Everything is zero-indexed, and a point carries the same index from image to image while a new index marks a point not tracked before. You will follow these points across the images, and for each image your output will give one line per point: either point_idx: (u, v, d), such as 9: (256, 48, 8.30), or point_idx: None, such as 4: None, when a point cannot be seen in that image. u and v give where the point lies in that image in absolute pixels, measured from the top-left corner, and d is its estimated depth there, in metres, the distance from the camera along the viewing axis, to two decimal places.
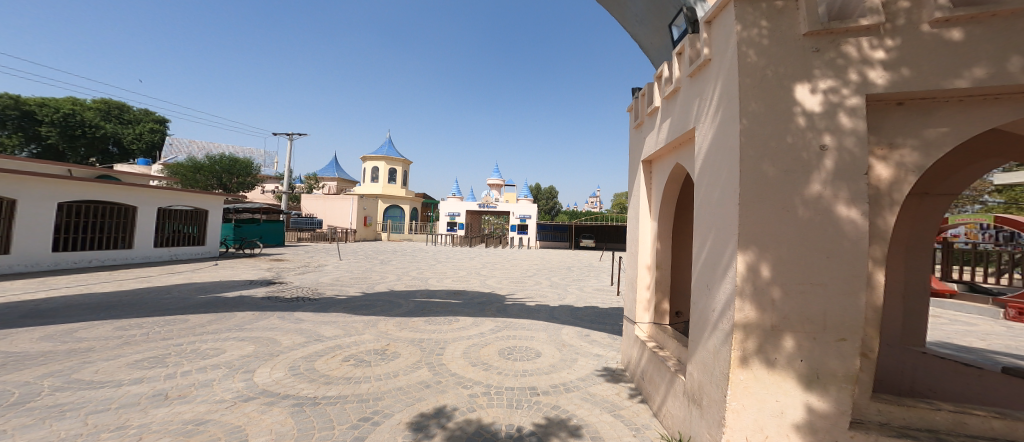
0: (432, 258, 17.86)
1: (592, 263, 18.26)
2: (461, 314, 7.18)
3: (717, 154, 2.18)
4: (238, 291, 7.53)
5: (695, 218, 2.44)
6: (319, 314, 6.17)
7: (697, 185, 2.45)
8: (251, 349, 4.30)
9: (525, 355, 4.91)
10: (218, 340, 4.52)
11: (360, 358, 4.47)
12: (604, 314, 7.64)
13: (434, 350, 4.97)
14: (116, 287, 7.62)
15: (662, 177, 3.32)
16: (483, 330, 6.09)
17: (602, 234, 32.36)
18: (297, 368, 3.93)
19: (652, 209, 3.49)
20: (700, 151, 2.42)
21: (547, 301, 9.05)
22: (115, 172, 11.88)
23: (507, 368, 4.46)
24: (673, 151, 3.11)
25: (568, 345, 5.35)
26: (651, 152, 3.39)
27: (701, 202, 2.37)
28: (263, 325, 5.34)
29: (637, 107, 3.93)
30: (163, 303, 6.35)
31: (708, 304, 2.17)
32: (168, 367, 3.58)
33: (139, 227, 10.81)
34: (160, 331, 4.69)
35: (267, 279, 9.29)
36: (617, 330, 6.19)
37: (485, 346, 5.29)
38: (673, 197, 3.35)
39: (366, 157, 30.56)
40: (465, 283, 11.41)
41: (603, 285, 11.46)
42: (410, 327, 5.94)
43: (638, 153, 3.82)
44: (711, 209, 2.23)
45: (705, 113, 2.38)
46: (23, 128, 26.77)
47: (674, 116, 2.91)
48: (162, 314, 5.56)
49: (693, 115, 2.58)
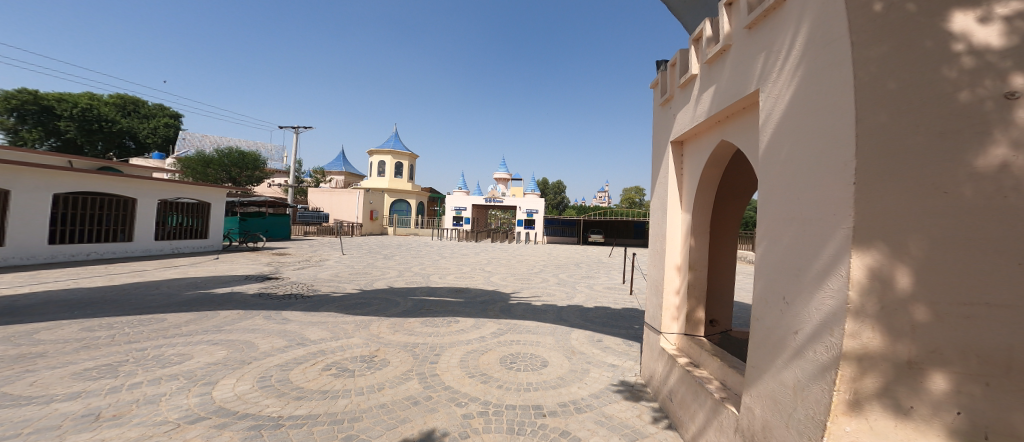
0: (437, 254, 17.44)
1: (602, 259, 17.58)
2: (460, 315, 6.65)
3: (810, 119, 1.56)
4: (228, 287, 7.16)
5: (769, 210, 1.86)
6: (308, 314, 5.72)
7: (769, 166, 1.85)
8: (221, 355, 3.84)
9: (530, 365, 4.32)
10: (188, 344, 4.07)
11: (343, 367, 3.98)
12: (617, 316, 7.01)
13: (428, 358, 4.46)
14: (106, 281, 7.34)
15: (697, 160, 2.68)
16: (484, 334, 5.55)
17: (612, 230, 31.54)
18: (267, 379, 3.45)
19: (683, 200, 2.85)
20: (772, 121, 1.82)
21: (554, 300, 8.47)
22: (119, 164, 11.69)
23: (509, 380, 3.88)
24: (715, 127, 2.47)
25: (578, 353, 4.74)
26: (683, 130, 2.76)
27: (778, 188, 1.78)
28: (245, 325, 4.89)
29: (664, 81, 3.28)
30: (146, 300, 5.98)
31: (788, 324, 1.63)
32: (117, 378, 3.16)
33: (138, 220, 10.56)
34: (129, 333, 4.27)
35: (264, 275, 8.94)
36: (634, 335, 5.56)
37: (485, 353, 4.72)
38: (712, 184, 2.70)
39: (373, 151, 30.31)
40: (468, 280, 10.91)
41: (614, 284, 10.81)
42: (405, 329, 5.45)
43: (665, 133, 3.19)
44: (798, 197, 1.64)
45: (778, 70, 1.77)
46: (43, 123, 27.31)
47: (721, 82, 2.27)
48: (139, 312, 5.17)
49: (754, 76, 1.95)
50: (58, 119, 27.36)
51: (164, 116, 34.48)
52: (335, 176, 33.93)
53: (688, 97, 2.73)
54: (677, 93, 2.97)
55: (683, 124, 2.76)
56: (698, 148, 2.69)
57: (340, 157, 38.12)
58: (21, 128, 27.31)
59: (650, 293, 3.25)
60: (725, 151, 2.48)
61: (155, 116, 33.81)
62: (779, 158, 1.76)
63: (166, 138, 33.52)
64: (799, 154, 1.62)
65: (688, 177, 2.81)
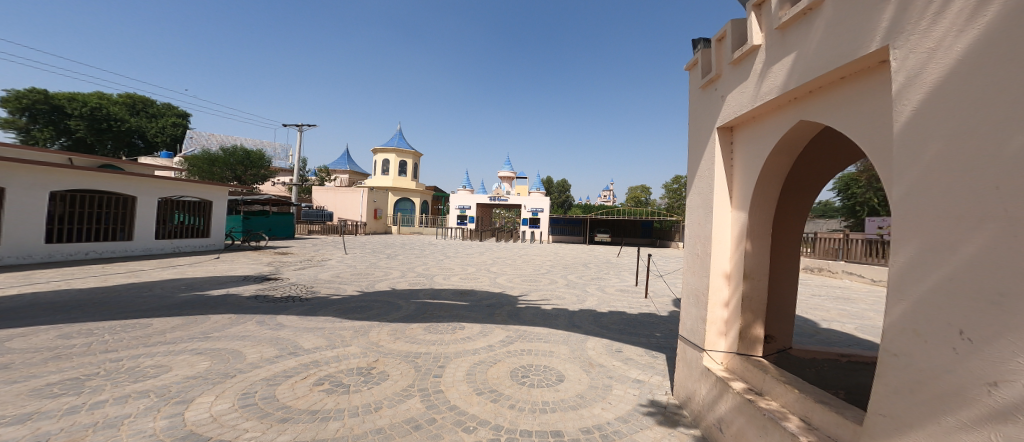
0: (442, 253, 17.10)
1: (609, 260, 17.09)
2: (466, 321, 6.27)
3: (1014, 76, 1.05)
4: (225, 288, 6.86)
5: (915, 208, 1.36)
6: (305, 318, 5.38)
7: (909, 150, 1.36)
8: (203, 367, 3.46)
9: (544, 380, 3.90)
10: (169, 353, 3.71)
11: (336, 381, 3.59)
12: (633, 322, 6.56)
13: (431, 371, 4.07)
14: (99, 281, 7.08)
15: (761, 148, 2.22)
16: (491, 342, 5.15)
17: (619, 229, 30.95)
18: (250, 396, 3.07)
19: (735, 196, 2.43)
20: (916, 86, 1.32)
21: (563, 303, 8.05)
22: (119, 161, 11.49)
23: (521, 399, 3.45)
24: (787, 105, 2.01)
25: (597, 366, 4.30)
26: (738, 114, 2.31)
27: (932, 179, 1.29)
28: (236, 331, 4.55)
29: (706, 60, 2.84)
30: (136, 302, 5.68)
31: (980, 371, 1.15)
32: (80, 395, 2.81)
33: (138, 218, 10.34)
34: (107, 341, 3.93)
35: (263, 275, 8.64)
36: (655, 344, 5.11)
37: (494, 365, 4.33)
38: (774, 177, 2.27)
39: (377, 150, 30.12)
40: (473, 281, 10.53)
41: (626, 286, 10.34)
42: (407, 337, 5.08)
43: (706, 121, 2.75)
44: (984, 192, 1.14)
45: (929, 13, 1.27)
46: (53, 122, 27.54)
47: (802, 50, 1.81)
48: (125, 316, 4.85)
49: (868, 34, 1.47)
50: (68, 119, 27.58)
51: (172, 115, 34.67)
52: (340, 175, 33.81)
53: (747, 73, 2.26)
54: (727, 70, 2.50)
55: (740, 105, 2.30)
56: (760, 133, 2.24)
57: (345, 155, 38.03)
58: (33, 127, 27.58)
59: (688, 305, 2.83)
60: (798, 136, 2.05)
61: (163, 116, 33.99)
62: (919, 141, 1.32)
63: (173, 137, 33.69)
64: (968, 134, 1.17)
65: (745, 169, 2.37)
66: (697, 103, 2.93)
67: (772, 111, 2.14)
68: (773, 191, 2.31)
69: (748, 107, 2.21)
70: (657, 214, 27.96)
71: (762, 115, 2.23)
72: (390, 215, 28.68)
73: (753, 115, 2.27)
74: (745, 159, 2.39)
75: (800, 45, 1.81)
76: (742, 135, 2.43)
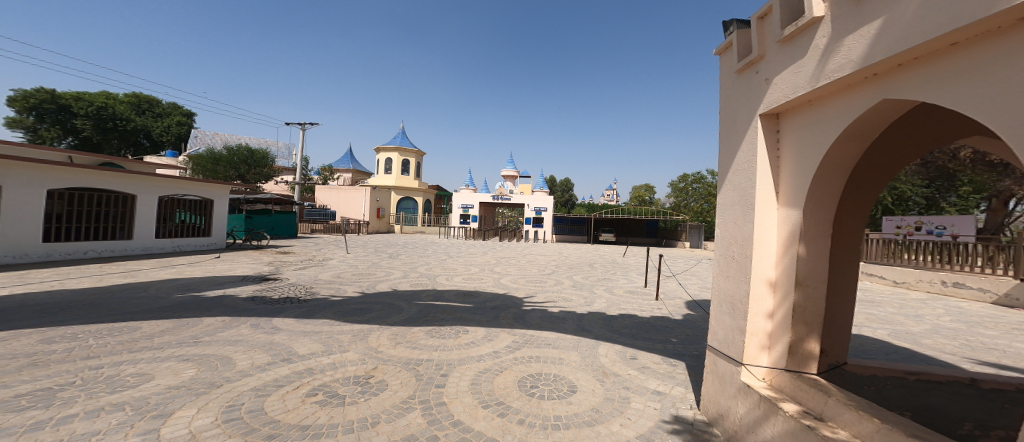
0: (444, 253, 16.87)
1: (615, 260, 16.77)
2: (469, 324, 6.01)
3: None
4: (222, 289, 6.66)
5: None
6: (302, 321, 5.14)
7: None
8: (189, 375, 3.21)
9: (555, 391, 3.63)
10: (154, 359, 3.46)
11: (332, 391, 3.33)
12: (645, 326, 6.26)
13: (434, 380, 3.83)
14: (95, 281, 6.90)
15: (822, 136, 1.93)
16: (497, 348, 4.89)
17: (624, 229, 30.55)
18: (236, 409, 2.81)
19: (786, 193, 2.16)
20: None
21: (570, 306, 7.76)
22: (120, 160, 11.35)
23: (531, 413, 3.18)
24: (862, 84, 1.70)
25: (612, 376, 4.02)
26: (794, 96, 2.01)
27: None
28: (228, 335, 4.31)
29: (741, 42, 2.56)
30: (129, 303, 5.46)
31: None
32: (50, 408, 2.56)
33: (138, 217, 10.19)
34: (91, 346, 3.70)
35: (263, 274, 8.43)
36: (672, 351, 4.82)
37: (500, 374, 4.07)
38: (838, 169, 1.98)
39: (380, 149, 29.98)
40: (476, 282, 10.27)
41: (634, 287, 10.02)
42: (408, 343, 4.87)
43: (744, 107, 2.46)
44: None
45: None
46: (60, 121, 27.68)
47: (888, 18, 1.49)
48: (114, 318, 4.62)
49: None
50: (74, 118, 27.69)
51: (176, 114, 34.76)
52: (343, 174, 33.71)
53: (806, 49, 1.94)
54: (772, 50, 2.22)
55: (796, 86, 1.99)
56: (820, 118, 1.95)
57: (348, 154, 37.94)
58: (39, 126, 27.72)
59: (721, 312, 2.59)
60: (872, 120, 1.75)
61: (168, 115, 34.08)
62: None
63: (178, 136, 33.75)
64: None
65: (799, 160, 2.09)
66: (733, 88, 2.64)
67: (838, 92, 1.84)
68: (833, 186, 2.03)
69: (806, 89, 1.91)
70: (662, 213, 27.54)
71: (823, 98, 1.93)
72: (393, 214, 28.51)
73: (811, 98, 1.98)
74: (798, 149, 2.11)
75: (890, 8, 1.47)
76: (794, 122, 2.13)
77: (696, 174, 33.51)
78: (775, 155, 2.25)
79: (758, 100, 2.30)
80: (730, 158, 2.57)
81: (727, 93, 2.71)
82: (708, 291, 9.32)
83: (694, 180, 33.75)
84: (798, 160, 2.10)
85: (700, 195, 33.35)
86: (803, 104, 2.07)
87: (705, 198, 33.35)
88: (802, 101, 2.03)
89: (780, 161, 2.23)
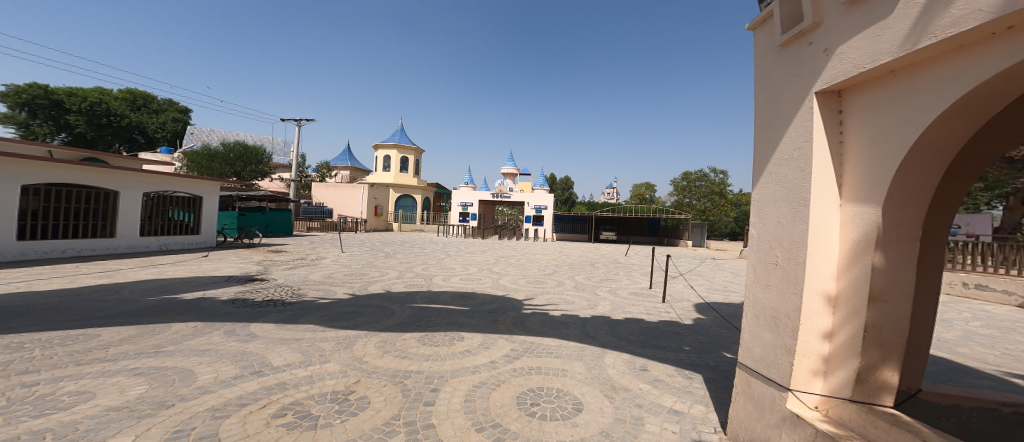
0: (442, 252, 16.47)
1: (617, 259, 16.37)
2: (465, 331, 5.58)
3: None
4: (203, 289, 6.25)
5: None
6: (283, 326, 4.72)
7: None
8: (136, 394, 2.78)
9: (560, 410, 3.22)
10: (103, 374, 3.04)
11: (303, 411, 2.90)
12: (654, 332, 5.84)
13: (422, 396, 3.42)
14: (68, 281, 6.48)
15: (912, 116, 1.51)
16: (494, 358, 4.51)
17: (625, 227, 30.13)
18: (184, 436, 2.38)
19: (856, 187, 1.76)
20: None
21: (573, 309, 7.34)
22: (103, 155, 10.91)
23: (532, 438, 2.76)
24: (986, 44, 1.26)
25: (622, 391, 3.61)
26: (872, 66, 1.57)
27: None
28: (196, 343, 3.88)
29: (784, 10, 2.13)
30: (97, 306, 5.03)
31: None
32: None
33: (122, 214, 9.77)
34: (35, 358, 3.27)
35: (249, 274, 8.01)
36: (685, 361, 4.41)
37: (498, 388, 3.66)
38: (932, 157, 1.55)
39: (379, 146, 29.58)
40: (474, 282, 9.85)
41: (638, 289, 9.61)
42: (397, 352, 4.48)
43: (793, 84, 2.02)
44: None
45: None
46: (53, 117, 27.19)
47: None
48: (74, 324, 4.20)
49: None
50: (68, 114, 27.21)
51: (172, 110, 34.26)
52: (341, 171, 33.26)
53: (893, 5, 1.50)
54: (834, 14, 1.78)
55: (877, 52, 1.55)
56: (908, 93, 1.53)
57: (346, 152, 37.50)
58: (32, 122, 27.26)
59: (758, 327, 2.18)
60: (993, 92, 1.32)
61: (164, 111, 33.63)
62: None
63: (174, 132, 33.24)
64: None
65: (873, 148, 1.68)
66: (778, 62, 2.18)
67: (938, 57, 1.41)
68: (924, 178, 1.60)
69: (893, 54, 1.48)
70: (664, 211, 27.13)
71: (915, 65, 1.50)
72: (391, 212, 28.10)
73: (895, 67, 1.55)
74: (873, 133, 1.70)
75: None
76: (864, 99, 1.72)
77: (699, 172, 33.12)
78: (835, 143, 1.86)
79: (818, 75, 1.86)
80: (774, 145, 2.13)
81: (769, 69, 2.26)
82: (715, 293, 8.94)
83: (697, 178, 33.37)
84: (870, 148, 1.71)
85: (702, 193, 32.99)
86: (879, 77, 1.65)
87: (708, 196, 32.98)
88: (880, 72, 1.61)
89: (844, 148, 1.84)
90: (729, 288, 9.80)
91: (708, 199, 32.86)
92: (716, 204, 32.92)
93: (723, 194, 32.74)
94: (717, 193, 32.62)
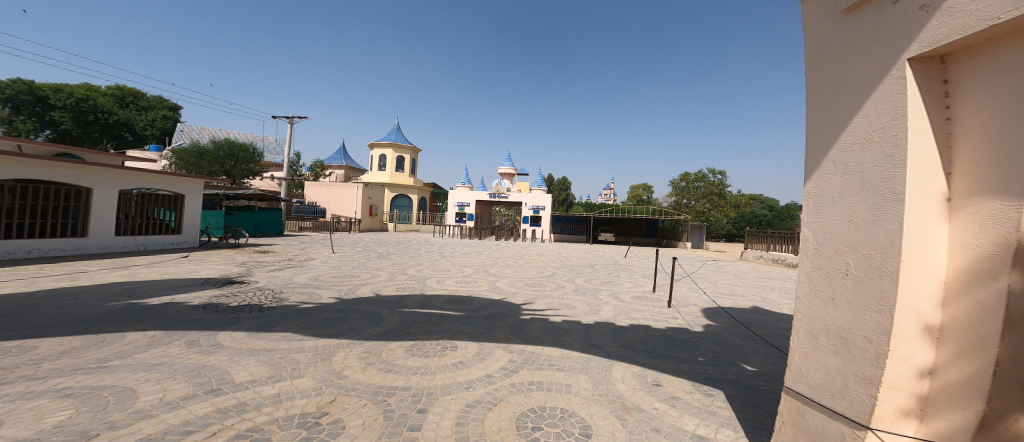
0: (438, 252, 16.02)
1: (617, 260, 15.99)
2: (459, 340, 5.16)
3: None
4: (175, 293, 5.76)
5: None
6: (256, 334, 4.25)
7: None
8: (54, 425, 2.30)
9: (565, 435, 2.80)
10: (21, 399, 2.55)
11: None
12: (663, 341, 5.42)
13: (407, 417, 2.98)
14: (27, 284, 5.96)
15: None
16: (490, 371, 4.15)
17: (624, 228, 29.80)
18: None
19: (981, 165, 1.64)
20: None
21: (574, 315, 6.92)
22: (78, 150, 10.33)
23: None
24: None
25: (635, 411, 3.22)
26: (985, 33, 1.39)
27: None
28: (150, 356, 3.40)
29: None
30: (49, 312, 4.53)
31: None
32: None
33: (95, 212, 9.21)
34: None
35: (229, 275, 7.50)
36: (699, 376, 4.04)
37: (493, 409, 3.22)
38: None
39: (374, 145, 29.08)
40: (470, 285, 9.42)
41: (641, 292, 9.22)
42: (382, 365, 4.03)
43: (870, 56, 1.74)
44: None
45: None
46: (37, 114, 26.45)
47: None
48: (14, 334, 3.71)
49: None
50: (53, 110, 26.47)
51: (162, 108, 33.54)
52: (335, 171, 32.69)
53: None
54: None
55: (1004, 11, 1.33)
56: None
57: (341, 150, 36.90)
58: (15, 119, 26.45)
59: (820, 348, 1.83)
60: None
61: (154, 109, 32.93)
62: None
63: (163, 130, 32.52)
64: None
65: (1003, 125, 1.55)
66: (840, 32, 1.92)
67: None
68: None
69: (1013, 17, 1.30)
70: (663, 212, 26.84)
71: None
72: (387, 212, 27.60)
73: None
74: (996, 105, 1.56)
75: None
76: (979, 66, 1.60)
77: (698, 173, 32.92)
78: (943, 123, 1.74)
79: (909, 38, 1.59)
80: (840, 127, 1.85)
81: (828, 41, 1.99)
82: (722, 297, 8.56)
83: (695, 179, 33.14)
84: (998, 129, 1.57)
85: (700, 194, 32.81)
86: (1009, 35, 1.51)
87: (706, 197, 32.78)
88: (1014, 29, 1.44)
89: (954, 129, 1.72)
90: (735, 291, 9.43)
91: (707, 200, 32.66)
92: (715, 205, 32.72)
93: (722, 195, 32.50)
94: (716, 194, 32.43)
